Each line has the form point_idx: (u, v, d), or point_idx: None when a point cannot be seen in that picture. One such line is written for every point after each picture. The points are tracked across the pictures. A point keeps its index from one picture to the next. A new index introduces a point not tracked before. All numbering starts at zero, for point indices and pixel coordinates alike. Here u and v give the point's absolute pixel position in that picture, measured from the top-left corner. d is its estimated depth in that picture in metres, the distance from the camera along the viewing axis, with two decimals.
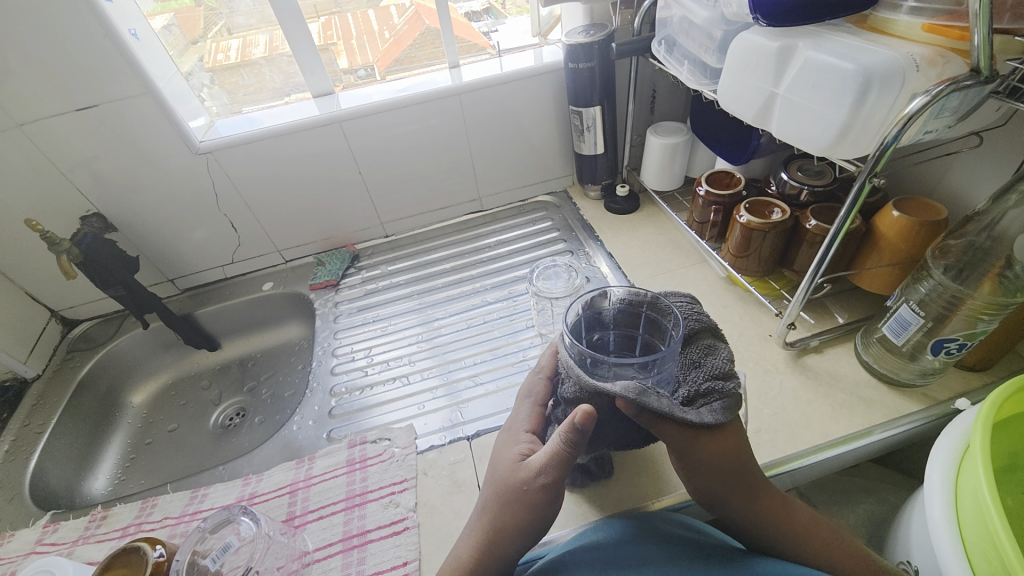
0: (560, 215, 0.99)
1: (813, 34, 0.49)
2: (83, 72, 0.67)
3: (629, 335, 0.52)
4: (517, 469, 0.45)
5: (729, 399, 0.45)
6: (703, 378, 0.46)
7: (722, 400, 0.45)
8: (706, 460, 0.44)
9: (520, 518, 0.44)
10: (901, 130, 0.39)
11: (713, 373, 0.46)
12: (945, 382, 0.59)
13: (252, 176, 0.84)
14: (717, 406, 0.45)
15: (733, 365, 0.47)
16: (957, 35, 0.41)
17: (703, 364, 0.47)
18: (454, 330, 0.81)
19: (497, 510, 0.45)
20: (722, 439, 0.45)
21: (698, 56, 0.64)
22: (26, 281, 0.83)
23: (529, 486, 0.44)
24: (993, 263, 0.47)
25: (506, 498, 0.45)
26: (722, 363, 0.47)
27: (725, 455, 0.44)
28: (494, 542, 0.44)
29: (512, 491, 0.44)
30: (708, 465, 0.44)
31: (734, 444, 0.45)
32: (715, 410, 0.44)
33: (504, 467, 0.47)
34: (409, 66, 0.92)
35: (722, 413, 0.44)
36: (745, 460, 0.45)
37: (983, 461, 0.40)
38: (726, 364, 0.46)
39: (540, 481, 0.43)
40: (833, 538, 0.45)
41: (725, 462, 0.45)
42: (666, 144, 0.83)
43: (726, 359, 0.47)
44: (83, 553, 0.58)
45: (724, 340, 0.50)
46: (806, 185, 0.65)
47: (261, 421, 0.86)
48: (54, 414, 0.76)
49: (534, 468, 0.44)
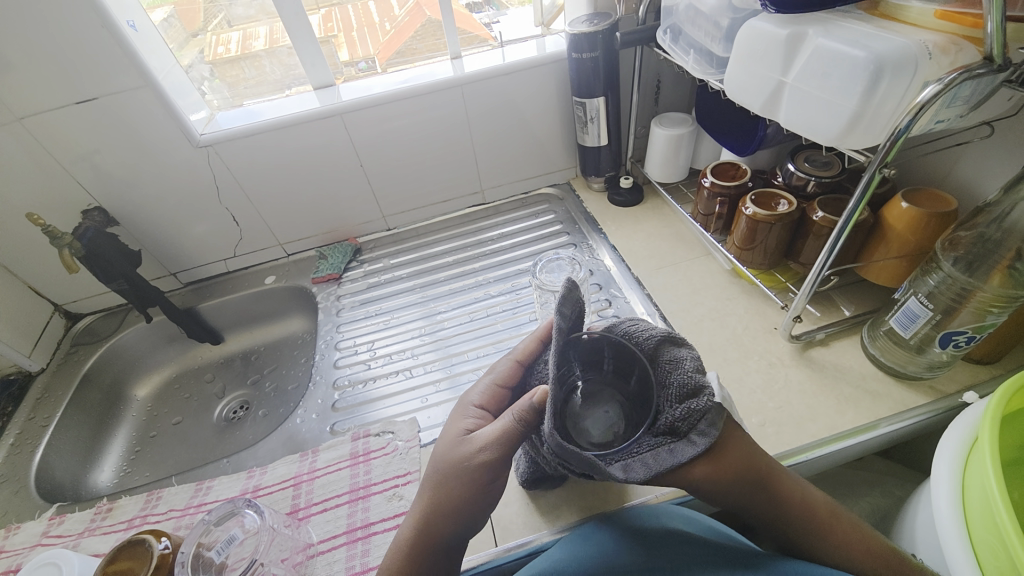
0: (563, 208, 0.99)
1: (821, 22, 0.48)
2: (84, 60, 0.66)
3: (595, 363, 0.48)
4: (464, 443, 0.46)
5: (709, 414, 0.43)
6: (675, 403, 0.43)
7: (704, 418, 0.43)
8: (708, 480, 0.44)
9: (459, 496, 0.44)
10: (912, 120, 0.38)
11: (682, 393, 0.44)
12: (953, 374, 0.58)
13: (254, 168, 0.83)
14: (703, 427, 0.43)
15: (699, 376, 0.45)
16: (970, 22, 0.40)
17: (669, 384, 0.44)
18: (457, 323, 0.80)
19: (437, 485, 0.45)
20: (719, 462, 0.43)
21: (704, 46, 0.63)
22: (29, 275, 0.83)
23: (470, 460, 0.44)
24: (1003, 255, 0.46)
25: (444, 474, 0.45)
26: (688, 378, 0.44)
27: (733, 469, 0.44)
28: (430, 521, 0.43)
29: (453, 465, 0.45)
30: (712, 483, 0.44)
31: (742, 454, 0.44)
32: (703, 431, 0.43)
33: (449, 442, 0.48)
34: (411, 58, 0.91)
35: (708, 432, 0.43)
36: (753, 467, 0.45)
37: (993, 455, 0.40)
38: (692, 379, 0.44)
39: (483, 457, 0.44)
40: (853, 534, 0.44)
41: (731, 474, 0.44)
42: (671, 134, 0.82)
43: (690, 369, 0.45)
44: (90, 545, 0.58)
45: (685, 346, 0.46)
46: (813, 176, 0.64)
47: (265, 414, 0.86)
48: (58, 407, 0.77)
49: (479, 441, 0.45)
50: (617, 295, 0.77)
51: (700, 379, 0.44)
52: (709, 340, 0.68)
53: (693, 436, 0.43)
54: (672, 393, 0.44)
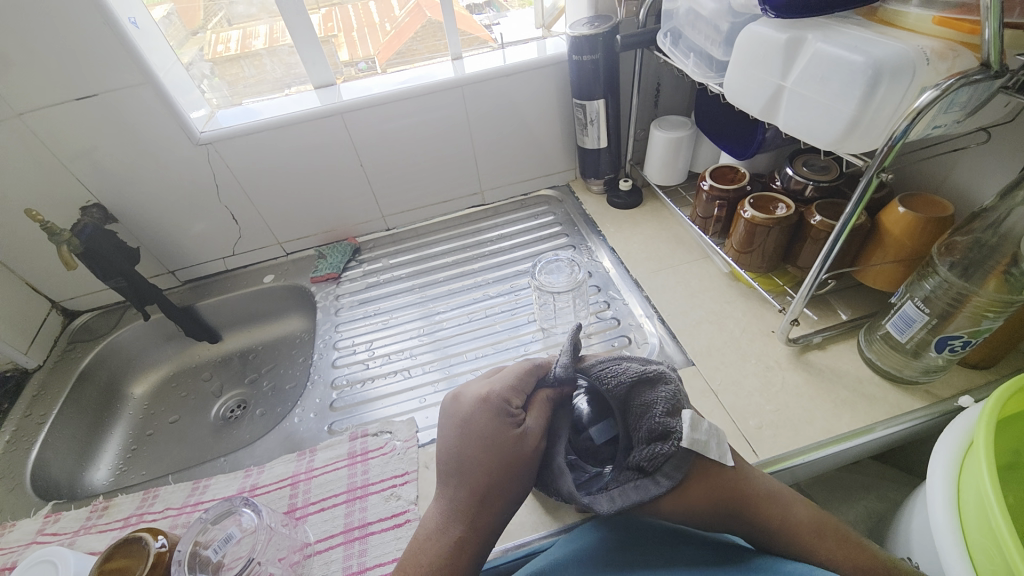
0: (563, 209, 0.99)
1: (820, 27, 0.48)
2: (85, 57, 0.66)
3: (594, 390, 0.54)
4: (522, 435, 0.49)
5: (675, 459, 0.46)
6: (645, 444, 0.47)
7: (668, 461, 0.46)
8: (676, 513, 0.46)
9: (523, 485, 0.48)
10: (910, 125, 0.39)
11: (652, 434, 0.47)
12: (949, 379, 0.58)
13: (253, 167, 0.83)
14: (668, 469, 0.45)
15: (671, 419, 0.47)
16: (968, 29, 0.40)
17: (640, 427, 0.48)
18: (456, 324, 0.81)
19: (509, 482, 0.47)
20: (682, 495, 0.46)
21: (704, 49, 0.63)
22: (26, 272, 0.83)
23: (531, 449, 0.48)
24: (998, 260, 0.47)
25: (511, 467, 0.47)
26: (658, 423, 0.47)
27: (699, 500, 0.46)
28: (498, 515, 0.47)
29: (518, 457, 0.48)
30: (682, 515, 0.46)
31: (709, 486, 0.46)
32: (668, 472, 0.45)
33: (507, 441, 0.48)
34: (411, 59, 0.91)
35: (673, 474, 0.45)
36: (722, 493, 0.46)
37: (988, 458, 0.40)
38: (661, 424, 0.46)
39: (539, 446, 0.49)
40: (836, 541, 0.45)
41: (699, 504, 0.46)
42: (670, 138, 0.82)
43: (661, 412, 0.47)
44: (85, 544, 0.58)
45: (661, 387, 0.49)
46: (812, 180, 0.65)
47: (262, 413, 0.86)
48: (54, 405, 0.76)
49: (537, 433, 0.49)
50: (616, 297, 0.78)
51: (670, 423, 0.46)
52: (707, 342, 0.68)
53: (659, 475, 0.45)
54: (642, 438, 0.47)
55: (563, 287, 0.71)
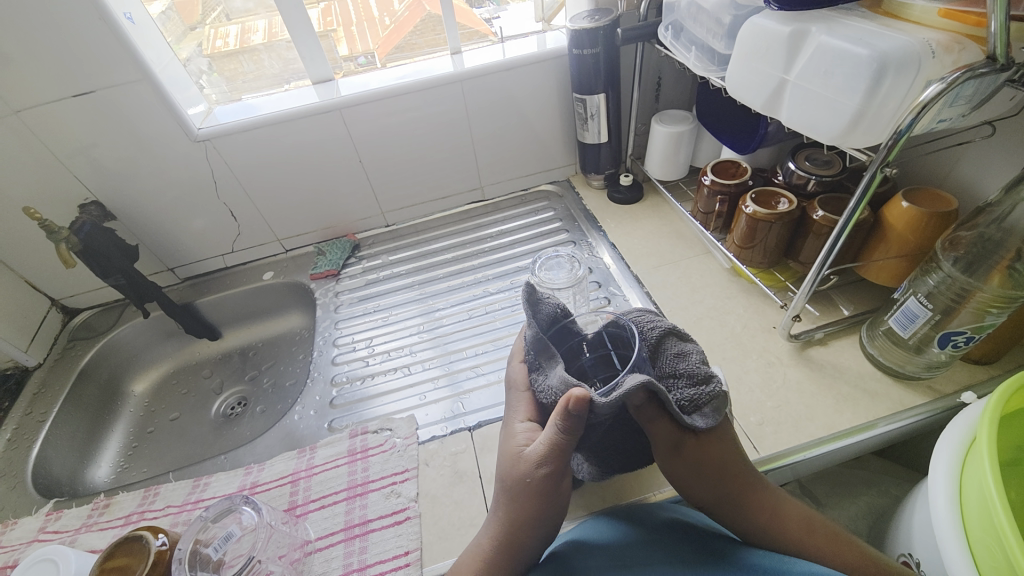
0: (563, 205, 0.98)
1: (824, 19, 0.47)
2: (83, 51, 0.66)
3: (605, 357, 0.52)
4: (518, 458, 0.46)
5: (717, 400, 0.47)
6: (686, 386, 0.47)
7: (711, 402, 0.47)
8: (690, 465, 0.46)
9: (524, 511, 0.45)
10: (915, 119, 0.38)
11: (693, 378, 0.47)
12: (951, 375, 0.58)
13: (252, 163, 0.83)
14: (708, 410, 0.47)
15: (706, 366, 0.48)
16: (974, 20, 0.40)
17: (679, 374, 0.48)
18: (456, 320, 0.80)
19: (509, 503, 0.45)
20: (706, 446, 0.46)
21: (706, 42, 0.63)
22: (25, 269, 0.83)
23: (532, 476, 0.44)
24: (1003, 255, 0.46)
25: (511, 492, 0.45)
26: (697, 367, 0.47)
27: (712, 459, 0.46)
28: (513, 537, 0.45)
29: (517, 484, 0.45)
30: (693, 470, 0.46)
31: (721, 451, 0.47)
32: (708, 413, 0.47)
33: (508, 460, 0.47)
34: (410, 53, 0.90)
35: (714, 415, 0.47)
36: (730, 463, 0.47)
37: (990, 455, 0.40)
38: (702, 367, 0.48)
39: (538, 472, 0.44)
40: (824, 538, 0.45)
41: (710, 464, 0.46)
42: (671, 132, 0.81)
43: (698, 360, 0.48)
44: (86, 541, 0.58)
45: (690, 342, 0.50)
46: (814, 175, 0.64)
47: (262, 410, 0.86)
48: (55, 403, 0.76)
49: (532, 458, 0.44)
50: (616, 293, 0.77)
51: (709, 369, 0.48)
52: (707, 339, 0.67)
53: (697, 414, 0.47)
54: (681, 378, 0.48)
55: (562, 284, 0.70)
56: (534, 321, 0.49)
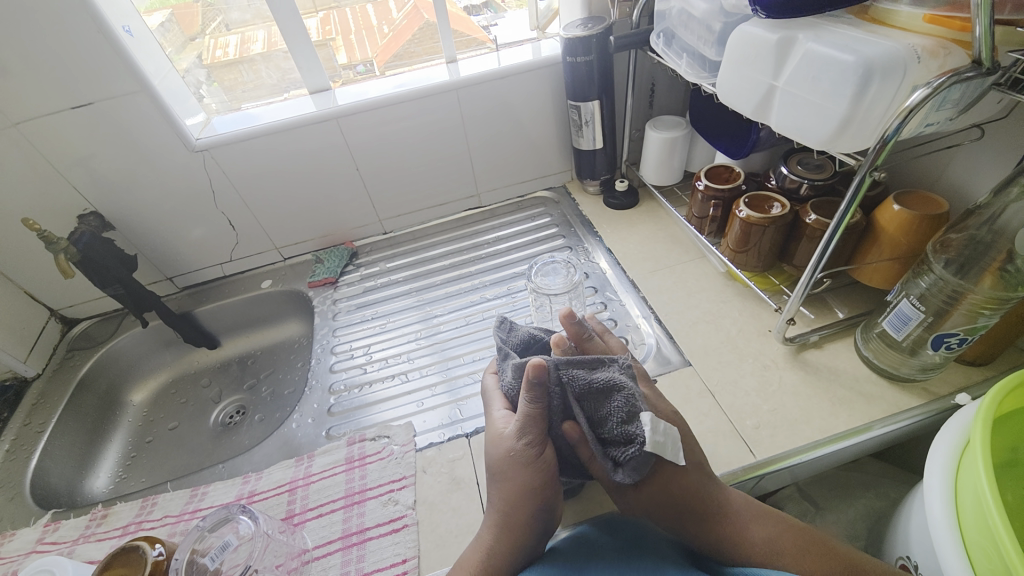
0: (558, 211, 0.99)
1: (812, 27, 0.48)
2: (82, 63, 0.67)
3: None
4: (500, 439, 0.49)
5: (638, 460, 0.44)
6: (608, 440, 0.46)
7: (630, 462, 0.44)
8: (636, 502, 0.48)
9: (517, 487, 0.47)
10: (902, 123, 0.39)
11: (614, 437, 0.45)
12: (946, 376, 0.58)
13: (250, 172, 0.83)
14: (629, 468, 0.45)
15: (630, 426, 0.45)
16: (959, 26, 0.41)
17: (601, 430, 0.46)
18: (454, 326, 0.81)
19: (502, 481, 0.48)
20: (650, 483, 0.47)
21: (697, 49, 0.63)
22: (25, 280, 0.83)
23: (516, 450, 0.47)
24: (994, 257, 0.47)
25: (502, 470, 0.48)
26: (617, 427, 0.45)
27: (656, 495, 0.47)
28: (509, 514, 0.46)
29: (504, 460, 0.48)
30: (639, 505, 0.48)
31: (664, 483, 0.47)
32: (629, 470, 0.44)
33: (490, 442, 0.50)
34: (409, 61, 0.91)
35: (634, 473, 0.44)
36: (675, 495, 0.47)
37: (985, 458, 0.40)
38: (621, 430, 0.45)
39: (518, 445, 0.47)
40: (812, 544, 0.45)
41: (654, 500, 0.48)
42: (665, 138, 0.82)
43: (618, 421, 0.45)
44: (84, 552, 0.58)
45: (620, 395, 0.46)
46: (806, 179, 0.65)
47: (261, 418, 0.86)
48: (54, 413, 0.76)
49: (511, 435, 0.48)
50: (612, 297, 0.78)
51: (631, 429, 0.45)
52: (703, 343, 0.68)
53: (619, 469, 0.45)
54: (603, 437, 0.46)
55: (559, 289, 0.70)
56: (504, 340, 0.54)
